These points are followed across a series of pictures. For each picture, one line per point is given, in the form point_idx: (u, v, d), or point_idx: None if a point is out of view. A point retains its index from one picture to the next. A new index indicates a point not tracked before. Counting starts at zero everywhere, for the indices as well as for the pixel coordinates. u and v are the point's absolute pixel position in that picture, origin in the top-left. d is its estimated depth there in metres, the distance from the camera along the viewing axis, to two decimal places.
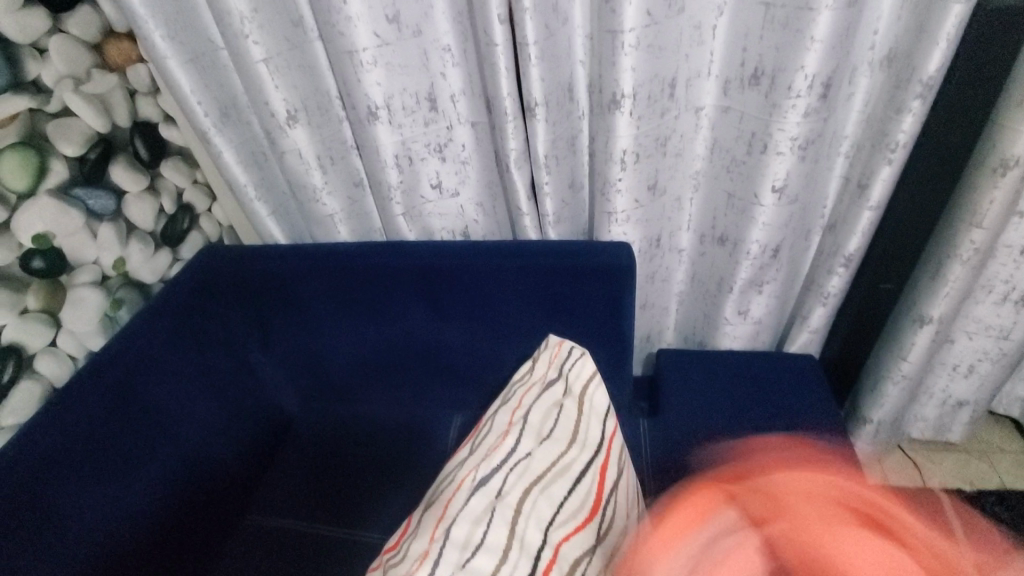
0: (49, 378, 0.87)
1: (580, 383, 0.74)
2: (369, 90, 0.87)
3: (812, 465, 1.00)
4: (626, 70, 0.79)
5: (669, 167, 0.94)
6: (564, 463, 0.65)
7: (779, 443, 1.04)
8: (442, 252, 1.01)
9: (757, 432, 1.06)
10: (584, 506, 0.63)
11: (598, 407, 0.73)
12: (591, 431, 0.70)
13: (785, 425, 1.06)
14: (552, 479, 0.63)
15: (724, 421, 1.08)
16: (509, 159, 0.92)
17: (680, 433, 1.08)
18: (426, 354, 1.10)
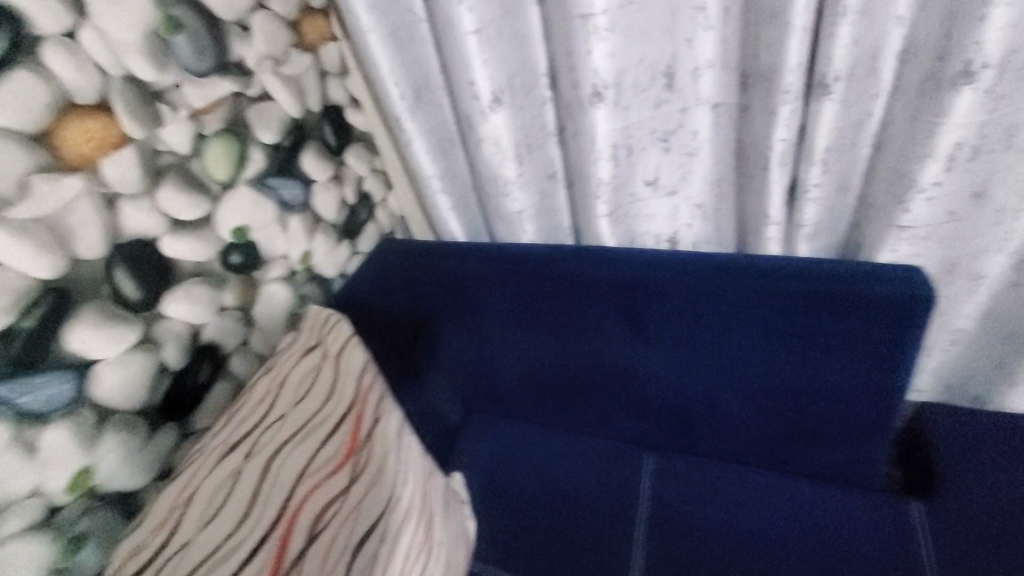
0: (240, 377, 0.83)
1: (338, 342, 0.77)
2: (598, 64, 0.70)
3: None
4: (999, 27, 0.56)
5: (1011, 166, 0.67)
6: (354, 411, 0.70)
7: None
8: (654, 267, 0.82)
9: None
10: (335, 454, 0.67)
11: (354, 358, 0.75)
12: (372, 396, 0.72)
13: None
14: (362, 409, 0.71)
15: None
16: (771, 154, 0.71)
17: (985, 532, 0.77)
18: (618, 382, 0.92)
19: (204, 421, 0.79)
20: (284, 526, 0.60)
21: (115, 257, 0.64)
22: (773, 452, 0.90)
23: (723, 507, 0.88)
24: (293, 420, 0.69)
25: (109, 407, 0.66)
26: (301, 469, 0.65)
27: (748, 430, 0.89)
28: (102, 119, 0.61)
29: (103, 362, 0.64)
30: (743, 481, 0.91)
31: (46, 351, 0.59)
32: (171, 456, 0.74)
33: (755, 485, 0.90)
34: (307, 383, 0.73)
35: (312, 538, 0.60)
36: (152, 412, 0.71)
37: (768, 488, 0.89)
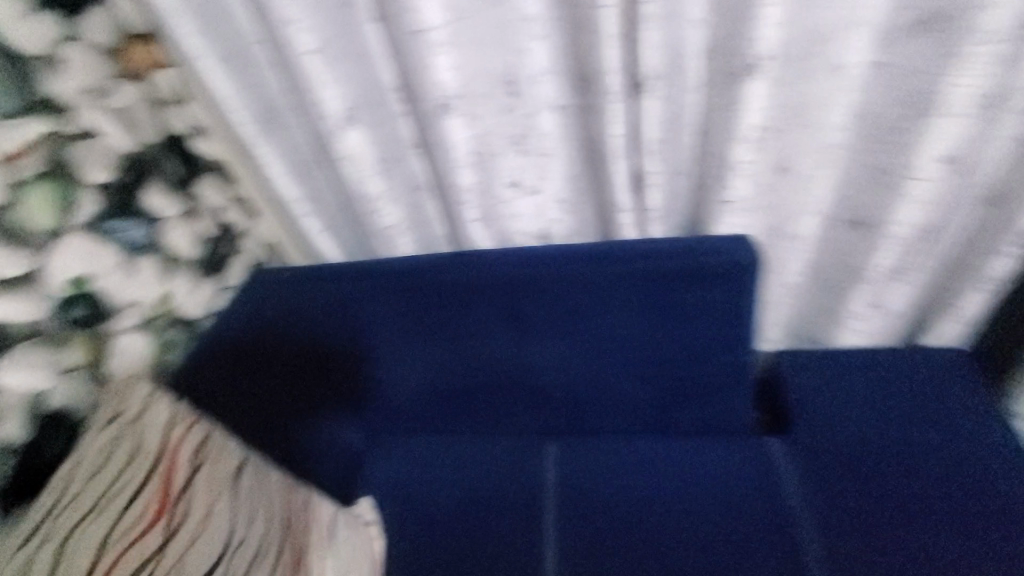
0: None
1: (139, 400, 0.74)
2: (441, 78, 0.75)
3: (989, 487, 0.83)
4: (764, 27, 0.68)
5: (804, 142, 0.79)
6: (164, 468, 0.69)
7: (947, 461, 0.86)
8: (527, 264, 0.87)
9: (916, 447, 0.88)
10: (144, 517, 0.65)
11: (160, 416, 0.73)
12: (182, 449, 0.71)
13: (948, 433, 0.88)
14: (173, 466, 0.70)
15: (873, 440, 0.90)
16: (612, 147, 0.78)
17: (824, 452, 0.91)
18: (513, 378, 0.95)
19: None
20: None
21: None
22: (659, 420, 0.97)
23: (622, 478, 0.92)
24: (88, 496, 0.64)
25: None
26: (105, 545, 0.62)
27: (634, 402, 0.96)
28: None
29: None
30: (637, 450, 0.96)
31: None
32: None
33: (648, 451, 0.95)
34: (104, 450, 0.68)
35: None
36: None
37: (660, 453, 0.95)
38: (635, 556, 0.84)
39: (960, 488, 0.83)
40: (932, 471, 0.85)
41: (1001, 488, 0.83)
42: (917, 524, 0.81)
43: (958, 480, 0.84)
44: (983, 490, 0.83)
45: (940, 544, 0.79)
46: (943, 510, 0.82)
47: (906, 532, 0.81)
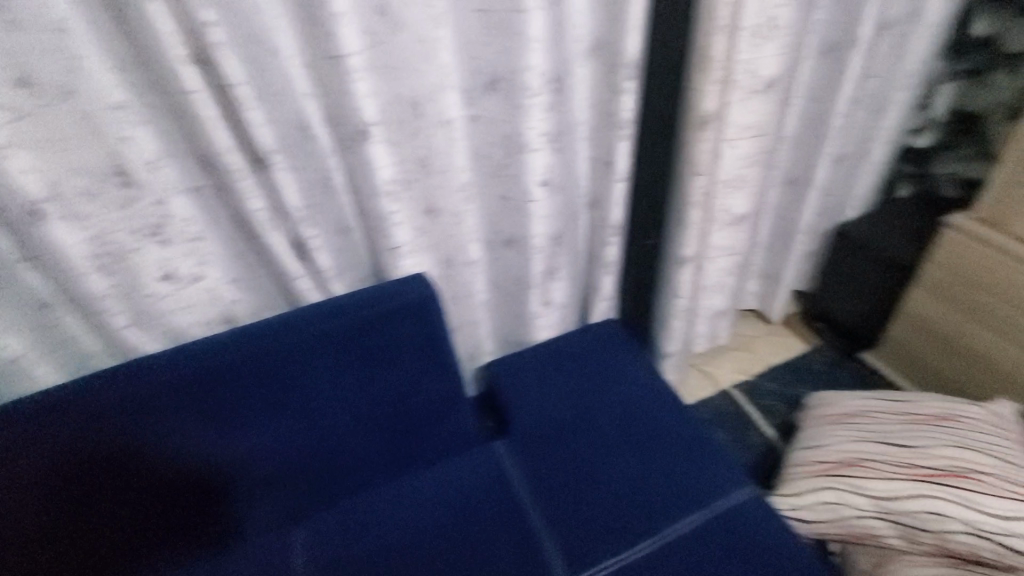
0: None
1: None
2: (17, 184, 0.65)
3: (651, 417, 1.04)
4: (363, 96, 0.72)
5: (439, 186, 0.88)
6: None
7: (619, 410, 1.05)
8: (211, 351, 0.84)
9: (598, 406, 1.06)
10: None
11: None
12: None
13: (616, 387, 1.09)
14: None
15: (569, 412, 1.05)
16: (258, 222, 0.78)
17: (535, 433, 1.02)
18: (232, 472, 0.89)
19: None
20: None
21: None
22: (396, 460, 1.00)
23: (368, 530, 0.89)
24: None
25: None
26: None
27: (367, 454, 0.97)
28: None
29: None
30: (381, 497, 0.95)
31: None
32: None
33: (393, 493, 0.96)
34: None
35: None
36: None
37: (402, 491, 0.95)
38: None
39: (633, 425, 1.03)
40: (611, 420, 1.04)
41: (658, 415, 1.04)
42: (610, 471, 0.96)
43: (630, 423, 1.03)
44: (648, 421, 1.03)
45: (626, 479, 0.95)
46: (625, 450, 0.99)
47: (604, 480, 0.95)
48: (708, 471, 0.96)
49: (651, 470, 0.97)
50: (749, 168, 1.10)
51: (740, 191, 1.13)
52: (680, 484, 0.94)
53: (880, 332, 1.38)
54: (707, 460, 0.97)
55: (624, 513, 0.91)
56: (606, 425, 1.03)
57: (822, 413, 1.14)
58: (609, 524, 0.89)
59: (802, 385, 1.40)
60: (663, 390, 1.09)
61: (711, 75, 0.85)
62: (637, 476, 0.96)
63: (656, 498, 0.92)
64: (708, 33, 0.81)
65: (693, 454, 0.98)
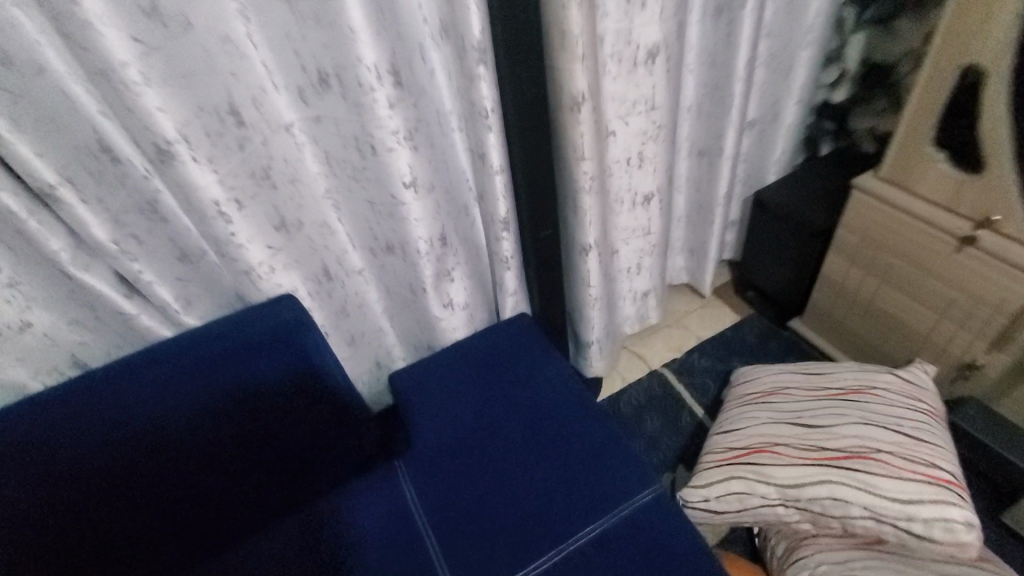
0: None
1: None
2: None
3: (559, 418, 0.99)
4: (156, 111, 0.62)
5: (289, 198, 0.80)
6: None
7: (525, 413, 1.00)
8: (27, 413, 0.72)
9: (503, 412, 1.01)
10: None
11: None
12: None
13: (523, 389, 1.04)
14: None
15: (473, 421, 1.00)
16: (64, 265, 0.67)
17: (437, 450, 0.97)
18: (87, 543, 0.78)
19: None
20: None
21: None
22: (288, 494, 0.94)
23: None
24: None
25: None
26: None
27: (249, 493, 0.90)
28: None
29: None
30: (270, 536, 0.89)
31: None
32: None
33: (282, 531, 0.90)
34: None
35: None
36: None
37: (294, 529, 0.90)
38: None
39: (539, 430, 0.98)
40: (517, 425, 0.99)
41: (566, 416, 0.99)
42: (513, 482, 0.92)
43: (536, 427, 0.98)
44: (555, 424, 0.98)
45: (531, 490, 0.90)
46: (530, 457, 0.94)
47: (507, 494, 0.90)
48: (616, 472, 0.91)
49: (557, 477, 0.91)
50: (643, 143, 1.05)
51: (640, 170, 1.09)
52: (587, 490, 0.89)
53: (805, 300, 1.34)
54: (616, 459, 0.93)
55: (527, 529, 0.86)
56: (511, 433, 0.98)
57: (743, 392, 1.10)
58: (511, 541, 0.85)
59: (732, 357, 1.38)
60: (574, 388, 1.04)
61: (574, 52, 0.77)
62: (542, 487, 0.91)
63: (561, 507, 0.88)
64: (563, 7, 0.73)
65: (601, 456, 0.93)
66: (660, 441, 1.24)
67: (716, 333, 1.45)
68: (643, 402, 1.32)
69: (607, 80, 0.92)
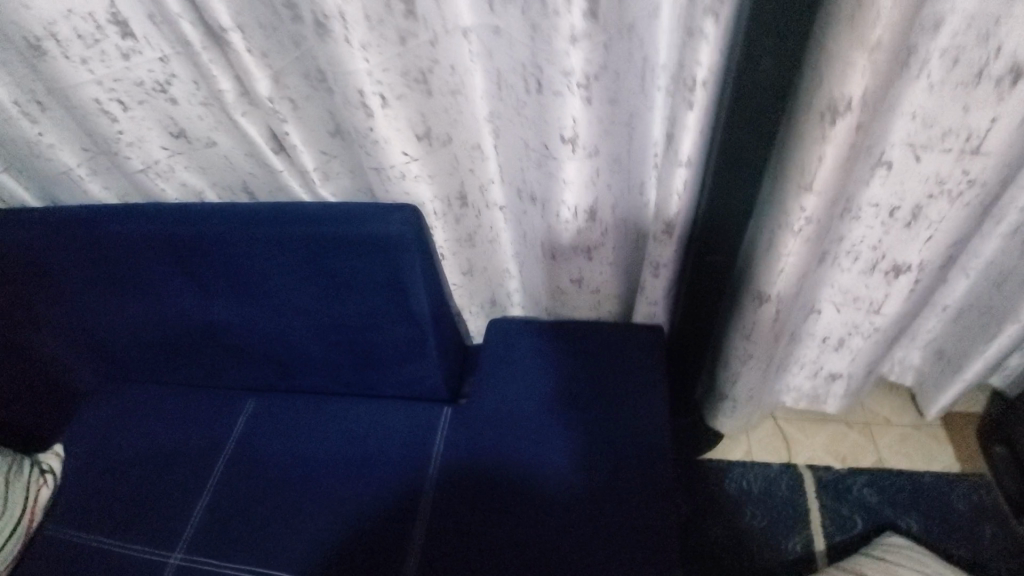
0: None
1: None
2: (30, 13, 0.66)
3: (615, 465, 0.85)
4: None
5: (445, 108, 0.73)
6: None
7: (589, 441, 0.88)
8: (186, 217, 0.84)
9: (567, 423, 0.90)
10: None
11: None
12: None
13: (605, 414, 0.90)
14: None
15: (536, 415, 0.91)
16: (227, 103, 0.71)
17: (487, 418, 0.92)
18: (208, 332, 0.95)
19: None
20: None
21: None
22: (355, 379, 0.98)
23: (288, 438, 0.93)
24: None
25: None
26: None
27: (324, 361, 0.97)
28: None
29: None
30: (319, 411, 0.97)
31: None
32: None
33: (332, 411, 0.96)
34: None
35: None
36: None
37: (337, 415, 0.96)
38: (261, 521, 0.85)
39: (588, 464, 0.86)
40: (572, 447, 0.88)
41: (626, 469, 0.85)
42: (529, 501, 0.84)
43: (589, 465, 0.86)
44: (608, 469, 0.85)
45: (540, 521, 0.82)
46: (559, 489, 0.84)
47: (516, 508, 0.83)
48: (632, 564, 0.77)
49: (573, 524, 0.81)
50: (928, 197, 0.71)
51: (903, 229, 0.76)
52: (592, 559, 0.78)
53: None
54: (637, 557, 0.78)
55: (513, 550, 0.80)
56: (561, 447, 0.88)
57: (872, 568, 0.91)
58: (485, 556, 0.79)
59: (909, 513, 1.03)
60: (657, 447, 0.87)
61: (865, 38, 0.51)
62: (553, 522, 0.82)
63: (547, 554, 0.78)
64: None
65: (631, 534, 0.79)
66: (747, 544, 1.02)
67: (908, 473, 1.07)
68: (754, 490, 1.07)
69: (916, 86, 0.61)
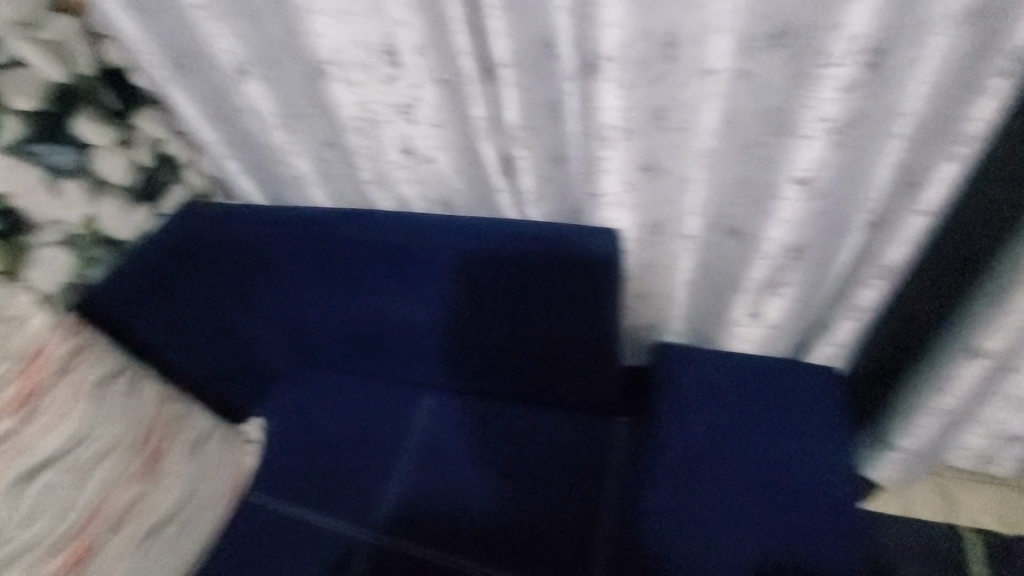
0: None
1: (16, 308, 0.73)
2: (316, 42, 0.77)
3: (807, 500, 0.85)
4: (609, 25, 0.64)
5: (672, 144, 0.78)
6: (131, 382, 0.81)
7: (775, 472, 0.88)
8: (409, 228, 0.91)
9: (752, 452, 0.91)
10: (6, 407, 0.68)
11: (37, 325, 0.73)
12: (51, 357, 0.73)
13: (792, 446, 0.90)
14: (35, 366, 0.71)
15: (719, 437, 0.93)
16: (477, 128, 0.80)
17: (668, 438, 0.94)
18: (400, 334, 1.03)
19: None
20: None
21: None
22: (529, 391, 1.03)
23: (472, 437, 1.01)
24: None
25: None
26: None
27: (505, 372, 1.02)
28: None
29: None
30: (496, 417, 1.04)
31: None
32: None
33: (500, 418, 1.04)
34: None
35: None
36: None
37: (516, 422, 1.03)
38: (454, 512, 0.94)
39: (778, 495, 0.85)
40: (761, 471, 0.88)
41: (819, 504, 0.84)
42: (718, 524, 0.84)
43: (779, 496, 0.85)
44: (799, 502, 0.85)
45: (733, 544, 0.82)
46: (749, 510, 0.85)
47: (705, 528, 0.83)
48: None
49: (769, 553, 0.80)
50: None
51: None
52: None
53: None
54: None
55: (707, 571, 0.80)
56: (747, 475, 0.88)
57: None
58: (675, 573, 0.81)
59: None
60: (848, 488, 0.85)
61: None
62: (748, 548, 0.81)
63: (742, 569, 0.79)
64: None
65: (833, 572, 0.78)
66: None
67: None
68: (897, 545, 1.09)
69: None
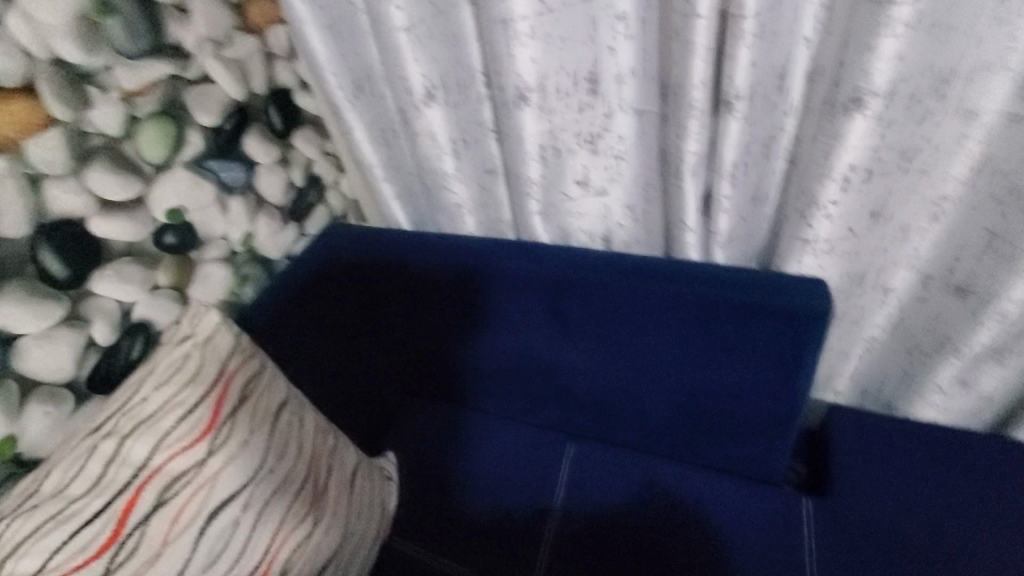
0: (99, 335, 0.76)
1: (206, 329, 0.69)
2: (521, 68, 0.72)
3: None
4: (885, 58, 0.57)
5: (907, 188, 0.69)
6: (295, 412, 0.75)
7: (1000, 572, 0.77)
8: (578, 264, 0.82)
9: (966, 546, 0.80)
10: (194, 432, 0.63)
11: (223, 345, 0.69)
12: (235, 379, 0.68)
13: (1013, 539, 0.79)
14: (221, 390, 0.66)
15: (920, 523, 0.82)
16: (683, 164, 0.73)
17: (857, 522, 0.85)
18: (548, 376, 0.95)
19: (86, 373, 0.75)
20: (131, 493, 0.59)
21: (40, 238, 0.68)
22: (684, 446, 0.95)
23: (625, 493, 0.94)
24: (144, 410, 0.63)
25: (35, 378, 0.71)
26: (154, 454, 0.61)
27: (659, 425, 0.94)
28: (28, 101, 0.64)
29: (28, 337, 0.69)
30: (648, 470, 0.96)
31: (75, 288, 0.73)
32: (82, 365, 0.74)
33: (654, 475, 0.95)
34: (172, 370, 0.66)
35: (165, 500, 0.60)
36: (80, 386, 0.75)
37: (669, 478, 0.95)
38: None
39: None
40: None
41: None
42: None
43: None
44: None
45: None
46: None
47: None
48: None
49: None
50: None
51: None
52: None
53: None
54: None
55: None
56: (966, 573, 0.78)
57: None
58: None
59: None
60: None
61: None
62: None
63: None
64: None
65: None
66: None
67: None
68: None
69: None
